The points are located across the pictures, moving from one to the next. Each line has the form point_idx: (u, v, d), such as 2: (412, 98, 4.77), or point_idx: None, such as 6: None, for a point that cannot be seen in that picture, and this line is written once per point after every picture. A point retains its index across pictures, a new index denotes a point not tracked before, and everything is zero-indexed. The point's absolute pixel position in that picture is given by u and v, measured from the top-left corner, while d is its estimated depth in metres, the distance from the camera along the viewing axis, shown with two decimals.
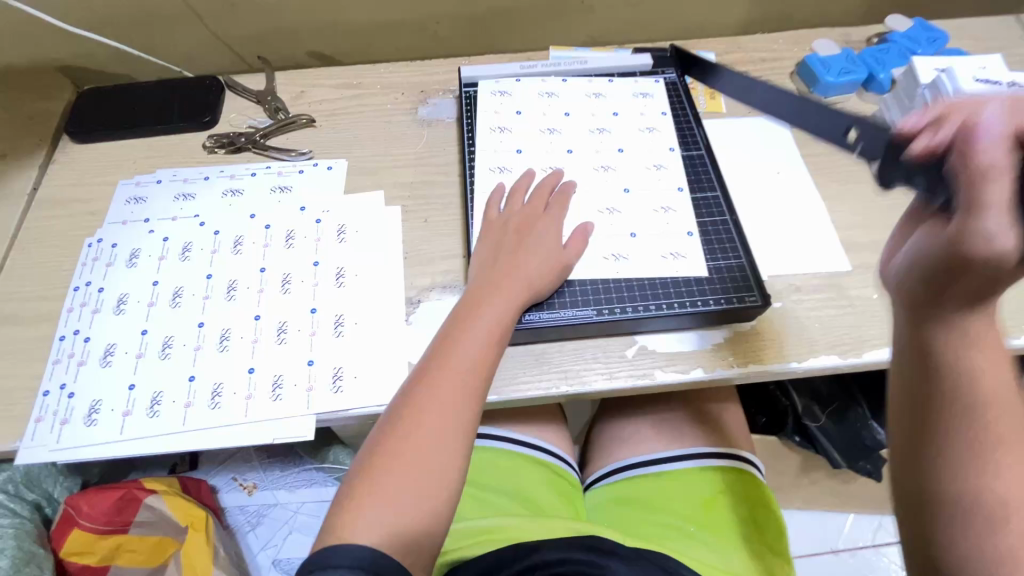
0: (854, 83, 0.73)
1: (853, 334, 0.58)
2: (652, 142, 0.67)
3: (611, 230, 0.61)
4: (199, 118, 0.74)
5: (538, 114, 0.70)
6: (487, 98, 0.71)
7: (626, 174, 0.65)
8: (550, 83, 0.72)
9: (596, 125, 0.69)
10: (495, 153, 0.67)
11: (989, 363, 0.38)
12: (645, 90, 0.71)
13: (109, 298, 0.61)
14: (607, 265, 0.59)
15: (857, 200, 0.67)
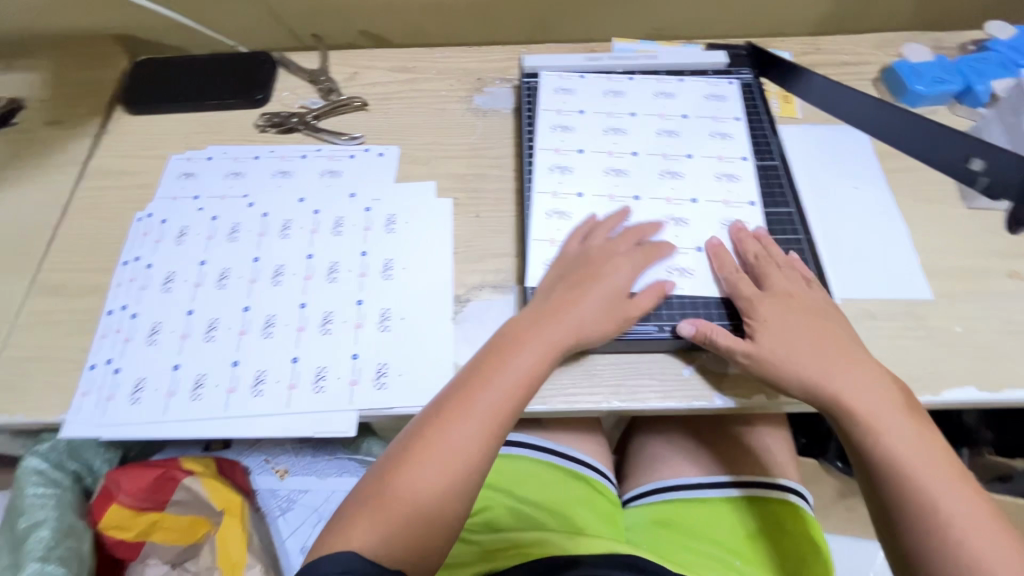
0: (947, 94, 0.67)
1: (932, 368, 0.54)
2: (724, 149, 0.63)
3: (676, 242, 0.58)
4: (251, 95, 0.72)
5: (602, 112, 0.66)
6: (549, 94, 0.67)
7: (694, 183, 0.61)
8: (615, 81, 0.68)
9: (663, 127, 0.65)
10: (557, 151, 0.64)
11: (854, 384, 0.49)
12: (717, 90, 0.67)
13: (158, 274, 0.61)
14: (669, 280, 0.56)
15: (942, 223, 0.62)
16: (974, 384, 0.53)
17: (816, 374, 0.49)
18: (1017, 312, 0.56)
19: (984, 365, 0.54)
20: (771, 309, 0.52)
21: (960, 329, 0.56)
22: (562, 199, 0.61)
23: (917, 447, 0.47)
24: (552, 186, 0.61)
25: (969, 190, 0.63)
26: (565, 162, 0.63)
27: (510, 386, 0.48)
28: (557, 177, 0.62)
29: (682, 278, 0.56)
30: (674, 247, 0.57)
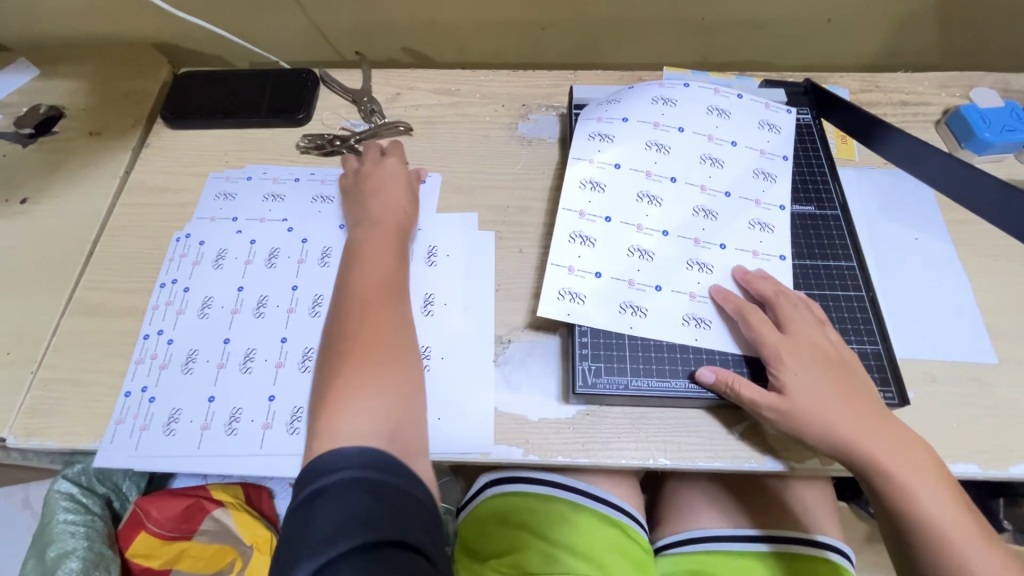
0: (1017, 142, 0.64)
1: (997, 440, 0.51)
2: (765, 192, 0.59)
3: (698, 290, 0.55)
4: (292, 114, 0.71)
5: (647, 123, 0.61)
6: (593, 105, 0.63)
7: (727, 229, 0.57)
8: (669, 87, 0.62)
9: (706, 151, 0.60)
10: (591, 162, 0.59)
11: (880, 443, 0.47)
12: (772, 120, 0.62)
13: (196, 299, 0.60)
14: (684, 330, 0.54)
15: (1007, 281, 0.59)
16: None
17: (808, 401, 0.48)
18: None
19: None
20: (795, 357, 0.49)
21: None
22: (586, 220, 0.57)
23: (896, 452, 0.47)
24: (577, 206, 0.58)
25: None
26: (598, 178, 0.59)
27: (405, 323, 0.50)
28: (586, 196, 0.58)
29: (700, 329, 0.54)
30: (694, 296, 0.55)
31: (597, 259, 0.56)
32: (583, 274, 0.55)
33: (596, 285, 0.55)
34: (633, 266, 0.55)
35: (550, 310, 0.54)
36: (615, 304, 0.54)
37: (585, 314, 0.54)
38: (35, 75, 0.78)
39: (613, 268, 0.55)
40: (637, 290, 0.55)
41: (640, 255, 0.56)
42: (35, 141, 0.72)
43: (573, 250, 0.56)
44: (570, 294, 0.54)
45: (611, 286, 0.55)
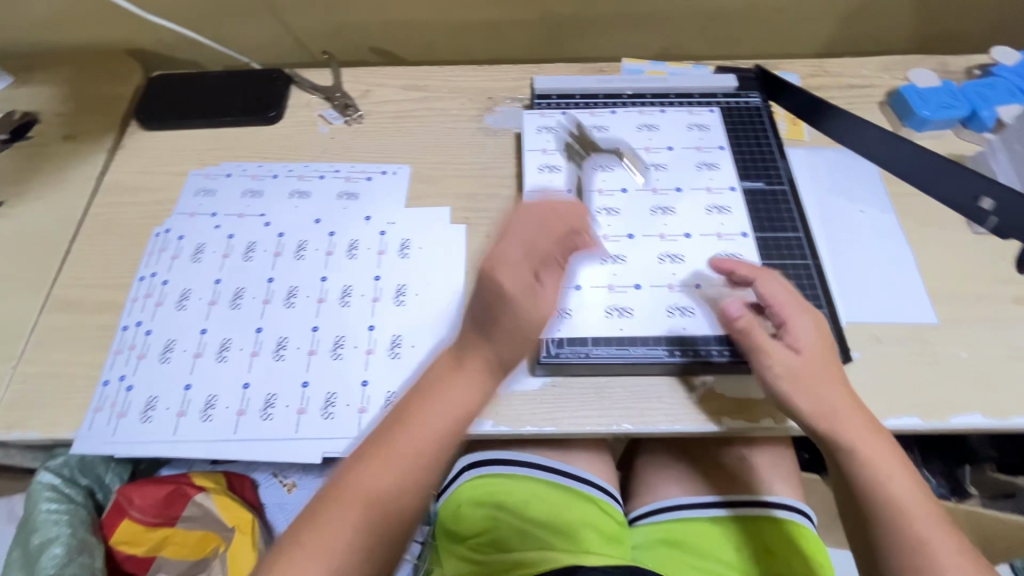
0: (953, 118, 0.68)
1: (938, 394, 0.54)
2: (712, 179, 0.63)
3: (674, 280, 0.58)
4: (264, 113, 0.73)
5: (587, 150, 0.65)
6: (532, 135, 0.66)
7: (685, 218, 0.61)
8: (597, 116, 0.67)
9: (648, 160, 0.64)
10: (545, 191, 0.63)
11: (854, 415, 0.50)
12: (698, 121, 0.67)
13: (173, 291, 0.61)
14: (672, 321, 0.56)
15: (947, 247, 0.62)
16: (980, 411, 0.53)
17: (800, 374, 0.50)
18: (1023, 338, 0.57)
19: (989, 391, 0.54)
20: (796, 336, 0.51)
21: (966, 355, 0.56)
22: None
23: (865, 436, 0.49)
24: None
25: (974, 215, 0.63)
26: (554, 204, 0.62)
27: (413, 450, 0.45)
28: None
29: (685, 318, 0.56)
30: (672, 287, 0.57)
31: (570, 274, 0.58)
32: (562, 290, 0.57)
33: (575, 296, 0.57)
34: (606, 273, 0.58)
35: (537, 328, 0.56)
36: (603, 312, 0.56)
37: (575, 325, 0.56)
38: (9, 83, 0.79)
39: (591, 280, 0.58)
40: (618, 292, 0.57)
41: (609, 261, 0.59)
42: (10, 147, 0.74)
43: None
44: (554, 311, 0.56)
45: (590, 292, 0.57)
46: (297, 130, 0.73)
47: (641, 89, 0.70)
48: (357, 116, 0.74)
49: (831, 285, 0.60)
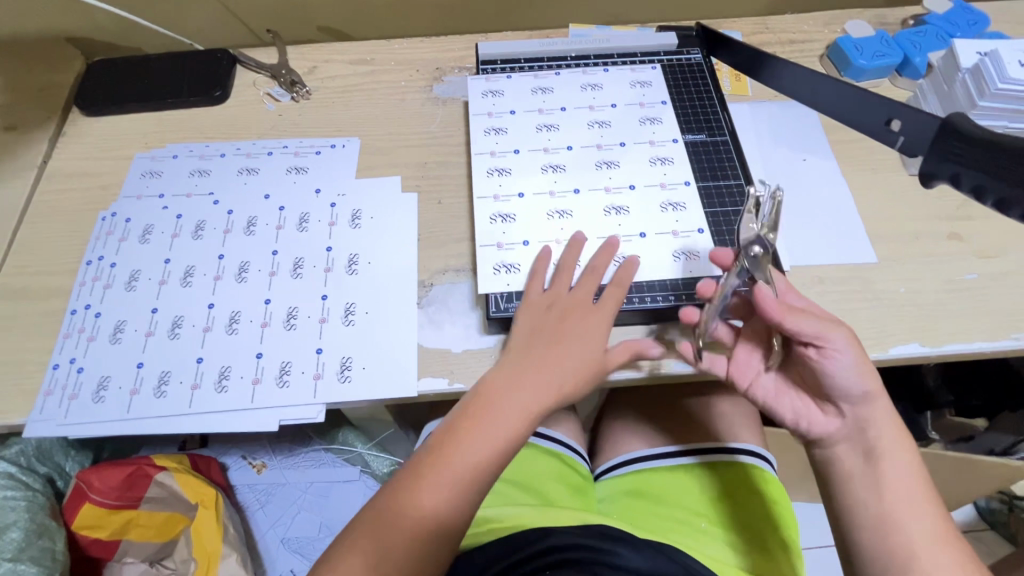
0: (889, 66, 0.70)
1: (878, 327, 0.56)
2: (655, 134, 0.64)
3: (620, 232, 0.59)
4: (210, 93, 0.72)
5: (532, 110, 0.66)
6: (477, 99, 0.67)
7: (630, 171, 0.62)
8: (543, 79, 0.69)
9: (592, 118, 0.66)
10: (492, 154, 0.64)
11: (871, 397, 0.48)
12: (642, 80, 0.68)
13: (122, 273, 0.61)
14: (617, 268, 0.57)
15: (884, 189, 0.64)
16: (918, 341, 0.56)
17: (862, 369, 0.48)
18: (957, 271, 0.59)
19: (926, 322, 0.56)
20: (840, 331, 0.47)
21: (904, 290, 0.58)
22: (502, 202, 0.61)
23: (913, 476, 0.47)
24: (489, 193, 0.61)
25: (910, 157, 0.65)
26: (502, 166, 0.63)
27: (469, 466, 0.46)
28: (495, 181, 0.62)
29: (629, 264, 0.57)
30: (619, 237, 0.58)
31: (519, 236, 0.59)
32: (512, 249, 0.58)
33: (524, 252, 0.58)
34: (554, 238, 0.58)
35: (486, 283, 0.57)
36: (550, 263, 0.57)
37: (526, 281, 0.56)
38: None
39: (539, 234, 0.59)
40: (568, 246, 0.58)
41: (558, 216, 0.60)
42: None
43: (495, 229, 0.59)
44: (505, 267, 0.57)
45: (538, 249, 0.58)
46: (244, 108, 0.73)
47: (584, 52, 0.71)
48: (304, 91, 0.73)
49: (774, 231, 0.62)
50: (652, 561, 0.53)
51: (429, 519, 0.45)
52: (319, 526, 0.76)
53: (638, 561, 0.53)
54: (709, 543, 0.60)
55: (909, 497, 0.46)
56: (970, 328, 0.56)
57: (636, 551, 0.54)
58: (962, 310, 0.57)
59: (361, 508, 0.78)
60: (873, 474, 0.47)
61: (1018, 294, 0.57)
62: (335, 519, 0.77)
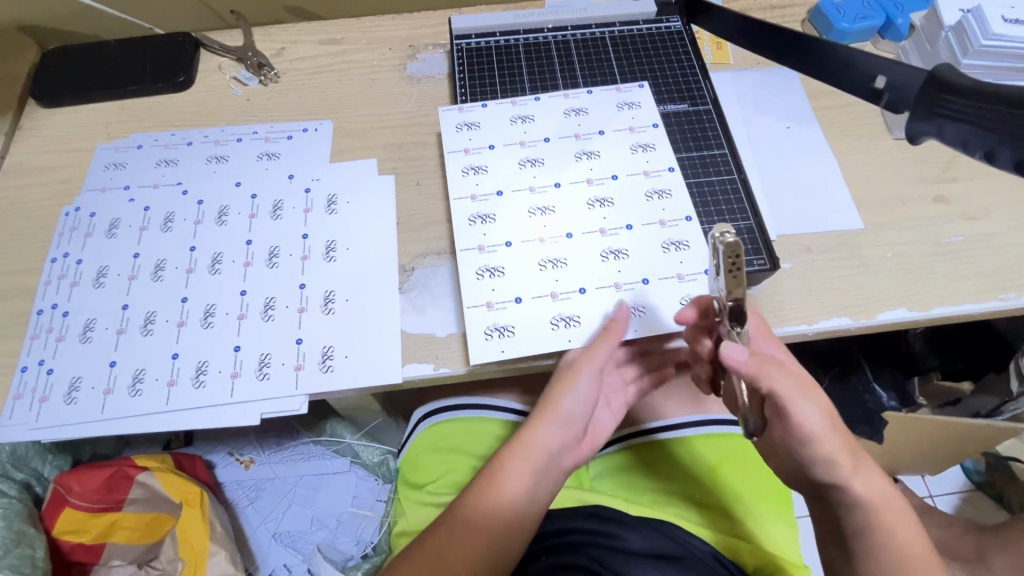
0: (871, 29, 0.69)
1: (866, 294, 0.56)
2: (634, 119, 0.61)
3: (620, 278, 0.53)
4: (173, 78, 0.69)
5: (505, 102, 0.63)
6: (451, 133, 0.61)
7: (612, 160, 0.59)
8: (521, 103, 0.63)
9: (569, 106, 0.62)
10: (466, 151, 0.60)
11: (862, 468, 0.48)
12: (630, 98, 0.62)
13: (89, 270, 0.59)
14: (605, 265, 0.54)
15: (869, 154, 0.63)
16: (906, 306, 0.55)
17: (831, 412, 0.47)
18: (943, 235, 0.58)
19: (913, 286, 0.56)
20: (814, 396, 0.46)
21: (891, 255, 0.58)
22: (479, 202, 0.57)
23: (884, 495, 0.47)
24: (463, 192, 0.58)
25: (895, 120, 0.64)
26: (478, 162, 0.59)
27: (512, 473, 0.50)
28: (472, 180, 0.59)
29: (619, 261, 0.54)
30: (619, 285, 0.53)
31: (497, 232, 0.56)
32: (492, 249, 0.55)
33: (507, 253, 0.55)
34: (538, 224, 0.56)
35: (469, 295, 0.53)
36: (534, 263, 0.54)
37: (517, 310, 0.53)
38: None
39: (527, 288, 0.53)
40: (550, 245, 0.55)
41: (540, 213, 0.57)
42: None
43: (475, 231, 0.56)
44: (487, 270, 0.54)
45: (525, 287, 0.53)
46: (210, 94, 0.70)
47: (561, 23, 0.70)
48: (273, 75, 0.70)
49: (759, 201, 0.61)
50: (648, 539, 0.54)
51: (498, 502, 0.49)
52: (311, 520, 0.76)
53: (636, 543, 0.53)
54: (697, 513, 0.61)
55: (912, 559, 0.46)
56: (957, 291, 0.56)
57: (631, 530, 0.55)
58: (949, 273, 0.56)
59: (352, 499, 0.78)
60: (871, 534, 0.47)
61: (1003, 255, 0.57)
62: (327, 512, 0.77)
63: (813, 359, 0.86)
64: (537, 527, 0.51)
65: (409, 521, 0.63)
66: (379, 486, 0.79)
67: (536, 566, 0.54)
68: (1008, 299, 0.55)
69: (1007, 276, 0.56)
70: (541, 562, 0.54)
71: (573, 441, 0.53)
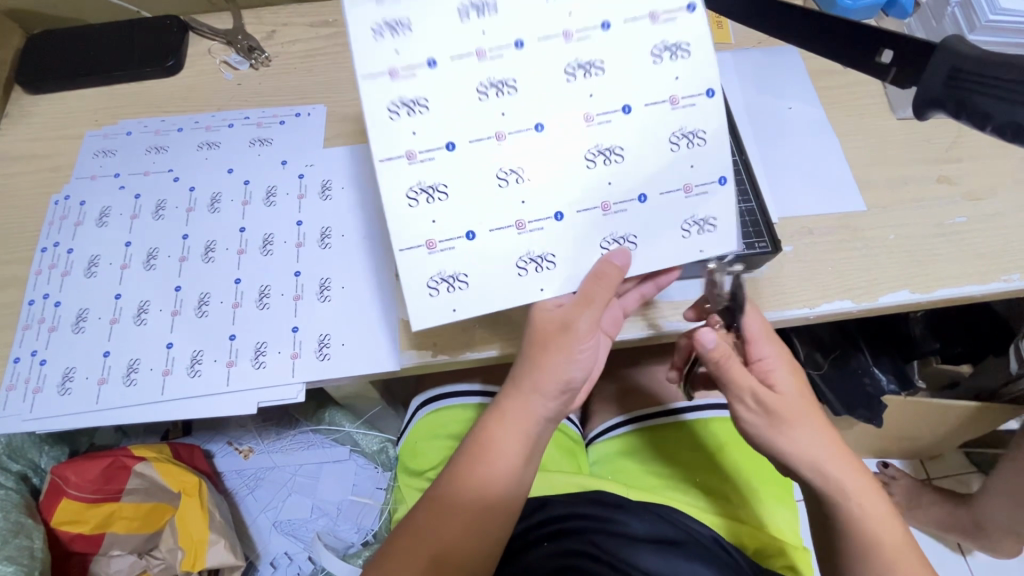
0: (872, 7, 0.65)
1: (868, 276, 0.55)
2: None
3: (610, 195, 0.44)
4: (161, 62, 0.67)
5: None
6: None
7: (603, 18, 0.40)
8: None
9: None
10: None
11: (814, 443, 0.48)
12: None
13: (80, 259, 0.58)
14: (592, 175, 0.43)
15: (871, 134, 0.62)
16: (908, 288, 0.55)
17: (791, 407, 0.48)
18: (946, 216, 0.58)
19: (915, 268, 0.55)
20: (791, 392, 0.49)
21: (893, 236, 0.57)
22: (405, 81, 0.39)
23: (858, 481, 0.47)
24: (380, 64, 0.39)
25: (899, 100, 0.63)
26: (395, 12, 0.38)
27: (486, 457, 0.47)
28: (391, 44, 0.39)
29: (609, 166, 0.43)
30: (607, 207, 0.44)
31: (432, 131, 0.40)
32: (426, 159, 0.40)
33: (449, 159, 0.41)
34: (494, 111, 0.41)
35: (406, 237, 0.42)
36: (492, 172, 0.42)
37: (473, 249, 0.43)
38: None
39: (483, 218, 0.42)
40: (512, 148, 0.41)
41: (494, 90, 0.40)
42: None
43: (401, 128, 0.40)
44: (422, 190, 0.41)
45: (481, 201, 0.42)
46: (200, 79, 0.68)
47: None
48: (264, 58, 0.68)
49: (761, 183, 0.59)
50: (649, 525, 0.54)
51: (475, 487, 0.47)
52: (310, 508, 0.76)
53: (637, 529, 0.54)
54: (698, 497, 0.60)
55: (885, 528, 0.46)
56: (960, 273, 0.55)
57: (632, 516, 0.54)
58: (952, 255, 0.56)
59: (352, 487, 0.78)
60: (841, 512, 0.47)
61: (1006, 237, 0.56)
62: (326, 500, 0.77)
63: (814, 342, 0.81)
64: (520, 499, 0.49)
65: (407, 510, 0.63)
66: (379, 474, 0.78)
67: (536, 552, 0.53)
68: (1010, 281, 0.55)
69: (1010, 257, 0.55)
70: (542, 547, 0.53)
71: (558, 407, 0.50)
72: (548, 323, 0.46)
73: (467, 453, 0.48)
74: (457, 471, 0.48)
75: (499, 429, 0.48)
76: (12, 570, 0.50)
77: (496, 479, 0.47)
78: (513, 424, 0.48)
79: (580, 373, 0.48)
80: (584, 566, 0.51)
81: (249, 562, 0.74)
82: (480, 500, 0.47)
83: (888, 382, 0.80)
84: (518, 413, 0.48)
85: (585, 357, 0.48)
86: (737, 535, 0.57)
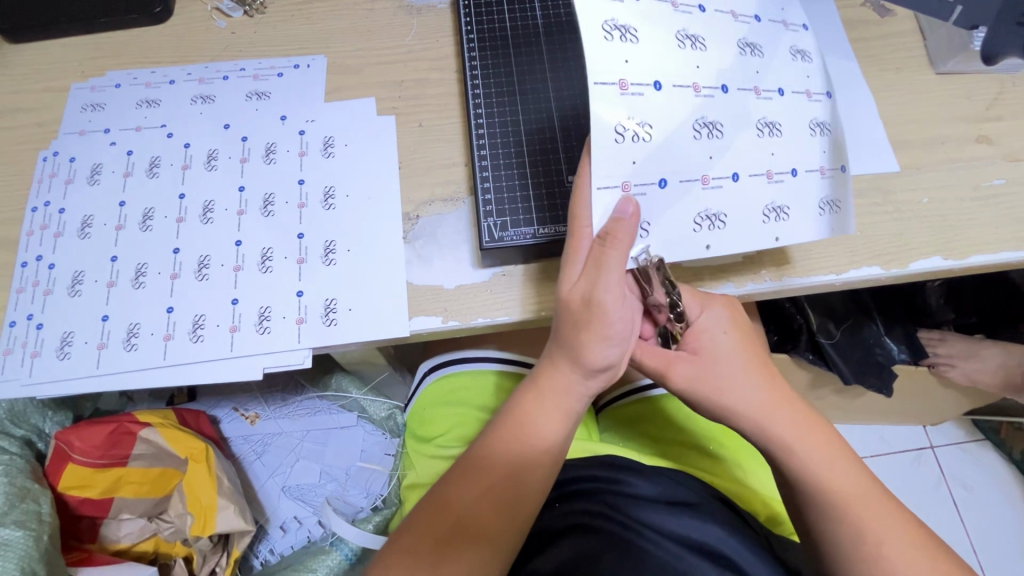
0: None
1: (898, 242, 0.53)
2: None
3: (773, 164, 0.45)
4: (149, 8, 0.62)
5: None
6: None
7: None
8: None
9: None
10: None
11: (772, 409, 0.46)
12: None
13: (72, 219, 0.55)
14: (760, 142, 0.45)
15: (911, 90, 0.58)
16: (940, 254, 0.52)
17: (718, 374, 0.46)
18: (985, 178, 0.55)
19: (950, 233, 0.53)
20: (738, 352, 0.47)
21: (927, 200, 0.54)
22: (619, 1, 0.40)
23: (806, 432, 0.46)
24: None
25: (938, 53, 0.59)
26: None
27: (516, 429, 0.46)
28: None
29: (774, 140, 0.45)
30: (770, 175, 0.45)
31: (644, 57, 0.40)
32: (639, 95, 0.40)
33: (657, 98, 0.41)
34: (690, 61, 0.42)
35: (607, 175, 0.41)
36: (690, 126, 0.42)
37: (663, 197, 0.43)
38: None
39: (678, 168, 0.43)
40: (705, 100, 0.43)
41: (688, 42, 0.42)
42: None
43: (615, 50, 0.40)
44: (629, 128, 0.41)
45: (677, 147, 0.42)
46: (190, 28, 0.63)
47: None
48: (258, 4, 0.63)
49: None
50: (660, 488, 0.53)
51: (504, 459, 0.46)
52: (319, 473, 0.77)
53: (649, 490, 0.53)
54: (710, 463, 0.62)
55: (861, 499, 0.44)
56: (1001, 238, 0.52)
57: (643, 480, 0.54)
58: (989, 219, 0.53)
59: (360, 454, 0.78)
60: (809, 490, 0.45)
61: None
62: (335, 466, 0.77)
63: (827, 311, 0.76)
64: (552, 475, 0.47)
65: (418, 475, 0.63)
66: (386, 440, 0.78)
67: (549, 514, 0.52)
68: None
69: None
70: (555, 509, 0.53)
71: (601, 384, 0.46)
72: (570, 300, 0.43)
73: (504, 428, 0.47)
74: (486, 445, 0.47)
75: (531, 405, 0.46)
76: (21, 535, 0.50)
77: (524, 454, 0.46)
78: (547, 399, 0.46)
79: (618, 357, 0.44)
80: (596, 524, 0.49)
81: (259, 525, 0.74)
82: (509, 471, 0.45)
83: (898, 350, 0.78)
84: (552, 388, 0.46)
85: (620, 337, 0.43)
86: (745, 501, 0.59)
